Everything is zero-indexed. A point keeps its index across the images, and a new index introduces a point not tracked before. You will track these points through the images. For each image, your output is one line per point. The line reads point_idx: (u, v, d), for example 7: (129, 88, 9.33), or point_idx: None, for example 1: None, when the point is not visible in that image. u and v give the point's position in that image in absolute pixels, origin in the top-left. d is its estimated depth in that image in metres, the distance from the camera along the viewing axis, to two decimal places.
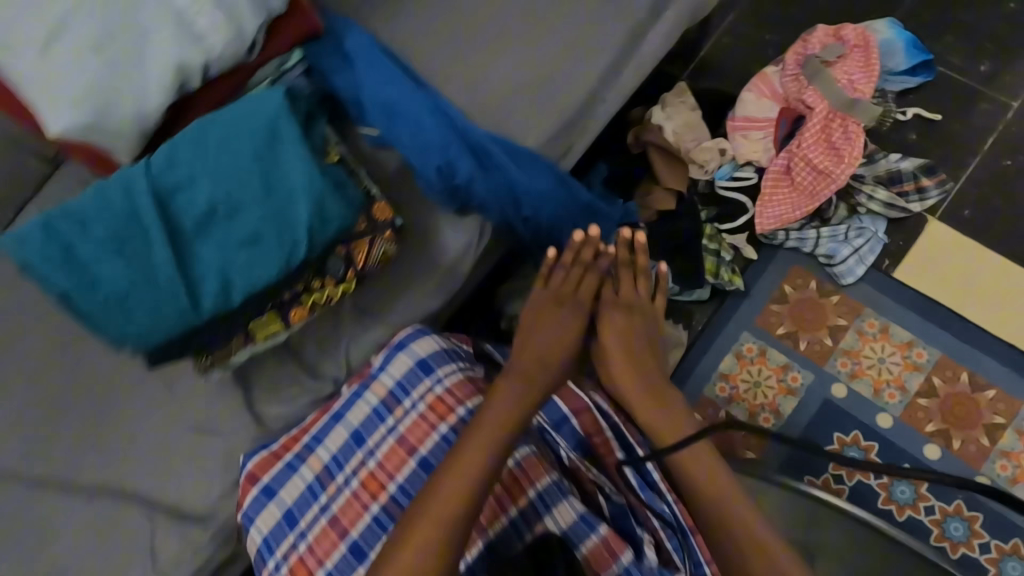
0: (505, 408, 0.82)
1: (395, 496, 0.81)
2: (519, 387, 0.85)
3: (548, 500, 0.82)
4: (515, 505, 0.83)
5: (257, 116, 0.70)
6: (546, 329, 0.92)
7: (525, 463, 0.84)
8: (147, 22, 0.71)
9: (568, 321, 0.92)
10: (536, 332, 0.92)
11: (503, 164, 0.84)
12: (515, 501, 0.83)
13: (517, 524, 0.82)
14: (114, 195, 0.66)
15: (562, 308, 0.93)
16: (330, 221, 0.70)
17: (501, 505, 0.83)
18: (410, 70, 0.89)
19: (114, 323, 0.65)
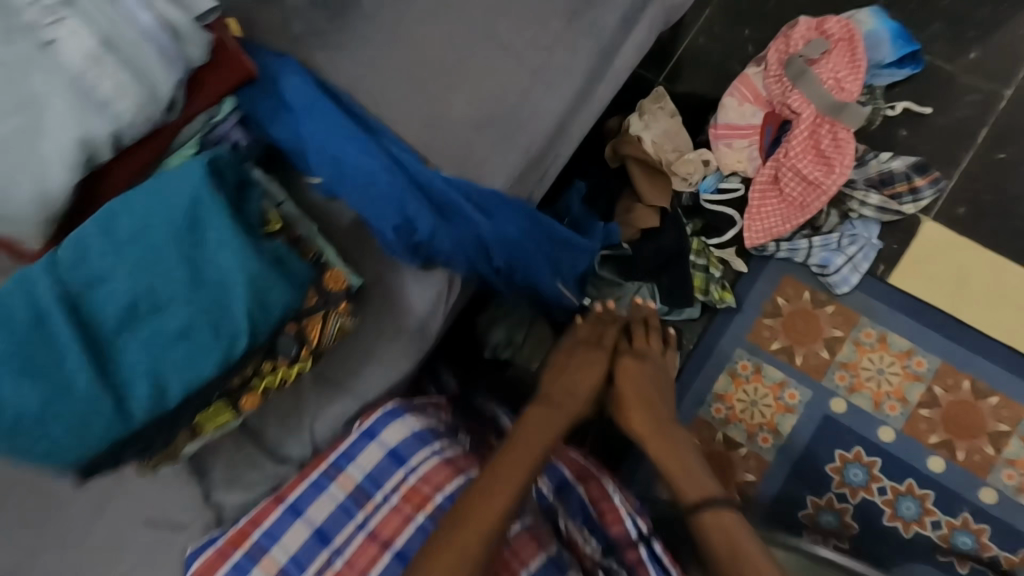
0: (526, 453, 0.84)
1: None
2: (542, 435, 0.88)
3: None
4: None
5: (178, 197, 0.62)
6: (564, 374, 1.01)
7: (518, 541, 0.79)
8: (43, 92, 0.63)
9: (584, 370, 1.00)
10: (557, 382, 0.99)
11: (468, 213, 0.76)
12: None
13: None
14: (14, 303, 0.58)
15: (576, 357, 1.03)
16: (273, 306, 0.63)
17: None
18: (357, 109, 0.79)
19: (30, 446, 0.58)
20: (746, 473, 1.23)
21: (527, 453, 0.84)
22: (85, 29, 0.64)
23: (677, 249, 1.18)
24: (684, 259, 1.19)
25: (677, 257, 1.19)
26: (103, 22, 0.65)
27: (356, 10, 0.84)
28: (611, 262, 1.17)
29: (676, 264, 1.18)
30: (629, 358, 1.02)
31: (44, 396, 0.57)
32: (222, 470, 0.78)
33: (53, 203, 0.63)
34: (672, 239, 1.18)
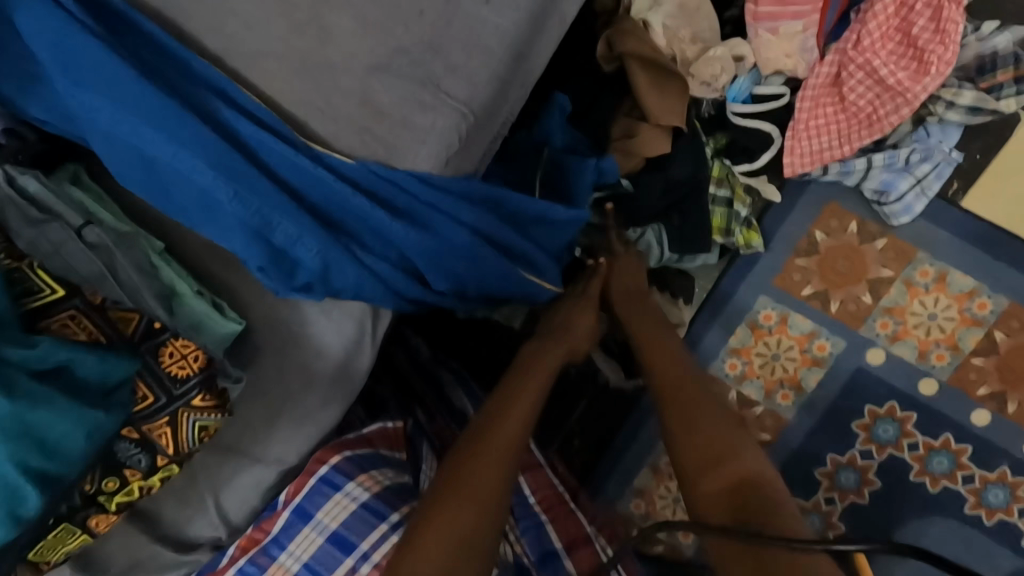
0: (521, 406, 0.67)
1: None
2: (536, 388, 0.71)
3: None
4: None
5: None
6: (558, 325, 0.81)
7: None
8: None
9: (579, 319, 0.81)
10: (547, 335, 0.80)
11: (378, 223, 0.51)
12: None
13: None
14: None
15: (567, 309, 0.83)
16: (68, 435, 0.41)
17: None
18: (184, 59, 0.49)
19: None
20: (761, 432, 1.08)
21: (519, 413, 0.66)
22: None
23: (689, 180, 0.88)
24: (700, 192, 0.89)
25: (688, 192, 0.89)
26: None
27: None
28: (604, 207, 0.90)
29: (686, 202, 0.89)
30: (630, 301, 0.85)
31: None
32: (120, 561, 0.61)
33: None
34: (683, 170, 0.88)
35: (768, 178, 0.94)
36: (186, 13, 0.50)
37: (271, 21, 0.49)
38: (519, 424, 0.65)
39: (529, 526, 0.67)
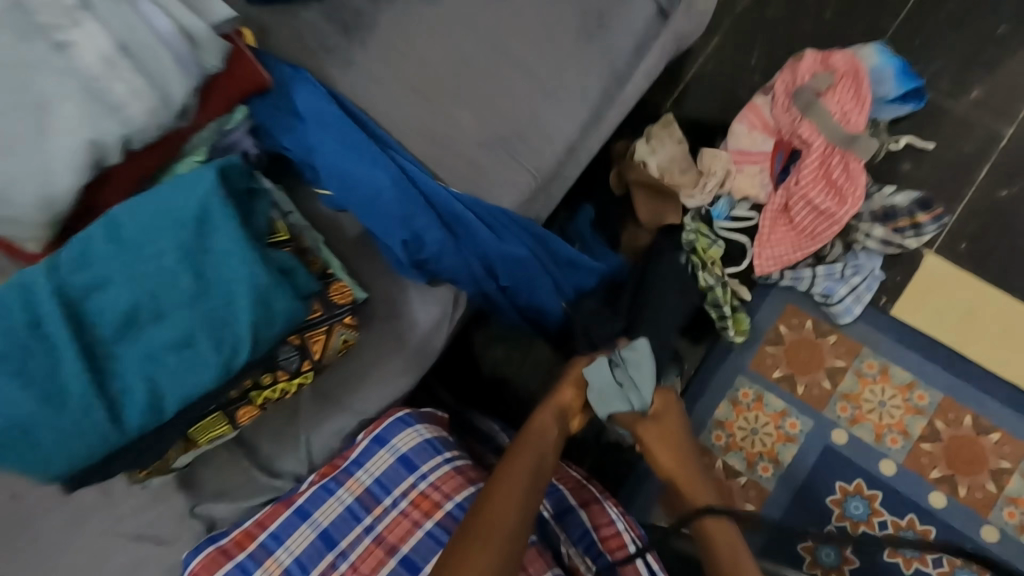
0: (513, 489, 0.72)
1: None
2: (515, 490, 0.72)
3: None
4: None
5: (183, 205, 0.58)
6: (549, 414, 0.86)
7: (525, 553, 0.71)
8: (52, 86, 0.58)
9: (568, 385, 0.89)
10: (543, 416, 0.85)
11: (478, 231, 0.77)
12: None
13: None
14: (11, 305, 0.55)
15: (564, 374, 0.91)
16: (277, 320, 0.60)
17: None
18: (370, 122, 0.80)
19: (43, 455, 0.55)
20: (746, 502, 1.20)
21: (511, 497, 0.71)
22: (101, 23, 0.59)
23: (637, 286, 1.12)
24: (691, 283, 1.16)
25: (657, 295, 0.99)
26: (118, 24, 0.60)
27: (371, 22, 0.84)
28: (616, 363, 0.88)
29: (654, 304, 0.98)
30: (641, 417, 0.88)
31: (37, 408, 0.54)
32: (214, 483, 0.76)
33: (60, 201, 0.59)
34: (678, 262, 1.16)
35: (739, 278, 1.24)
36: (367, 103, 0.82)
37: (420, 113, 0.81)
38: (508, 513, 0.70)
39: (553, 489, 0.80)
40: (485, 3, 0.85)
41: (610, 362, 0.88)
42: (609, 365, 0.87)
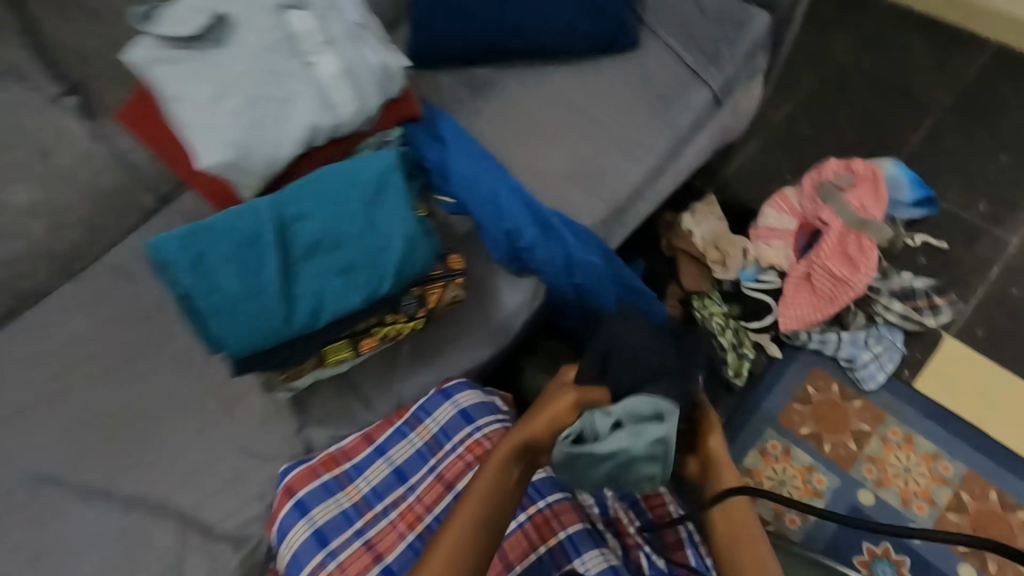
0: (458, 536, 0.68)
1: (430, 528, 0.84)
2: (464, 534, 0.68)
3: (578, 542, 0.82)
4: (544, 543, 0.82)
5: (371, 171, 0.81)
6: (509, 450, 0.75)
7: (557, 505, 0.84)
8: (297, 87, 0.84)
9: (542, 416, 0.76)
10: (501, 454, 0.75)
11: (564, 237, 0.96)
12: (544, 539, 0.82)
13: (544, 563, 0.81)
14: (242, 217, 0.75)
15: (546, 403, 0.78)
16: (415, 263, 0.81)
17: (528, 542, 0.82)
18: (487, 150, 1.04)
19: (229, 332, 0.73)
20: None
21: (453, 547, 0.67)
22: (336, 53, 0.85)
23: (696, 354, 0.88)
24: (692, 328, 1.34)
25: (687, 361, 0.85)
26: (346, 54, 0.86)
27: (493, 83, 1.12)
28: (612, 413, 0.74)
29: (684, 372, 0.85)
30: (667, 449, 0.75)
31: (239, 292, 0.73)
32: (318, 412, 0.91)
33: (278, 164, 0.83)
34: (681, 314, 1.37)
35: (769, 337, 1.39)
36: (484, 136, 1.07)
37: (524, 148, 1.06)
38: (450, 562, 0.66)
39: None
40: (580, 79, 1.12)
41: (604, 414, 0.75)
42: (600, 422, 0.74)
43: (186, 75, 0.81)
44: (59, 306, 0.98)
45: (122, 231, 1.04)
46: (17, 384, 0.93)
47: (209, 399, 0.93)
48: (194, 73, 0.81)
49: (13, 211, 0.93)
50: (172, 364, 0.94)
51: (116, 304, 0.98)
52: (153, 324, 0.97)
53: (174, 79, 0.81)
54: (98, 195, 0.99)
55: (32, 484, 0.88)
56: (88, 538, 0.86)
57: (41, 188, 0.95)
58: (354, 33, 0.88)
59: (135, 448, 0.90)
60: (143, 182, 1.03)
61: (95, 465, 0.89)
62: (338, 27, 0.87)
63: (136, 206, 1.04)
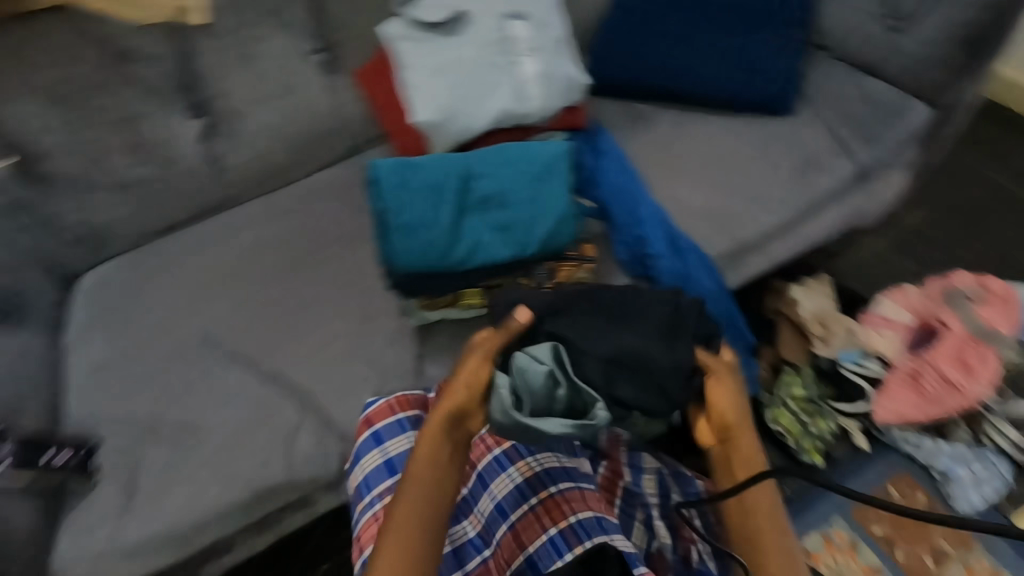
0: (403, 527, 0.66)
1: (466, 500, 0.90)
2: (411, 528, 0.66)
3: (587, 528, 0.80)
4: (554, 525, 0.82)
5: (545, 154, 0.96)
6: (437, 430, 0.72)
7: (569, 492, 0.85)
8: (502, 78, 1.01)
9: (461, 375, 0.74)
10: (428, 438, 0.72)
11: (688, 256, 1.04)
12: (554, 522, 0.83)
13: (556, 545, 0.81)
14: (439, 164, 0.92)
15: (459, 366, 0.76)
16: (560, 237, 0.94)
17: (539, 524, 0.83)
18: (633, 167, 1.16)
19: (403, 250, 0.88)
20: None
21: (399, 538, 0.66)
22: (538, 59, 1.03)
23: (667, 331, 0.81)
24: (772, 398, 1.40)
25: (660, 336, 0.80)
26: (547, 61, 1.03)
27: (650, 116, 1.25)
28: (538, 370, 0.76)
29: (659, 349, 0.78)
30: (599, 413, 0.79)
31: (422, 220, 0.89)
32: (435, 347, 1.05)
33: (468, 135, 1.01)
34: (767, 379, 1.43)
35: (858, 426, 1.35)
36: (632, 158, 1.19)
37: (665, 176, 1.16)
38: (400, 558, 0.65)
39: (635, 468, 0.97)
40: (731, 130, 1.22)
41: (529, 368, 0.75)
42: (530, 373, 0.75)
43: (423, 51, 1.01)
44: (259, 210, 1.22)
45: (319, 165, 1.28)
46: (213, 261, 1.16)
47: (350, 311, 1.09)
48: (428, 50, 1.01)
49: (256, 128, 1.18)
50: (329, 276, 1.13)
51: (300, 220, 1.20)
52: (323, 241, 1.17)
53: (413, 52, 1.01)
54: (314, 132, 1.23)
55: (202, 341, 1.07)
56: (230, 392, 1.03)
57: (278, 117, 1.19)
58: (557, 47, 1.05)
59: (286, 332, 1.08)
60: (347, 131, 1.26)
61: (252, 336, 1.08)
62: (545, 39, 1.04)
63: (335, 148, 1.27)
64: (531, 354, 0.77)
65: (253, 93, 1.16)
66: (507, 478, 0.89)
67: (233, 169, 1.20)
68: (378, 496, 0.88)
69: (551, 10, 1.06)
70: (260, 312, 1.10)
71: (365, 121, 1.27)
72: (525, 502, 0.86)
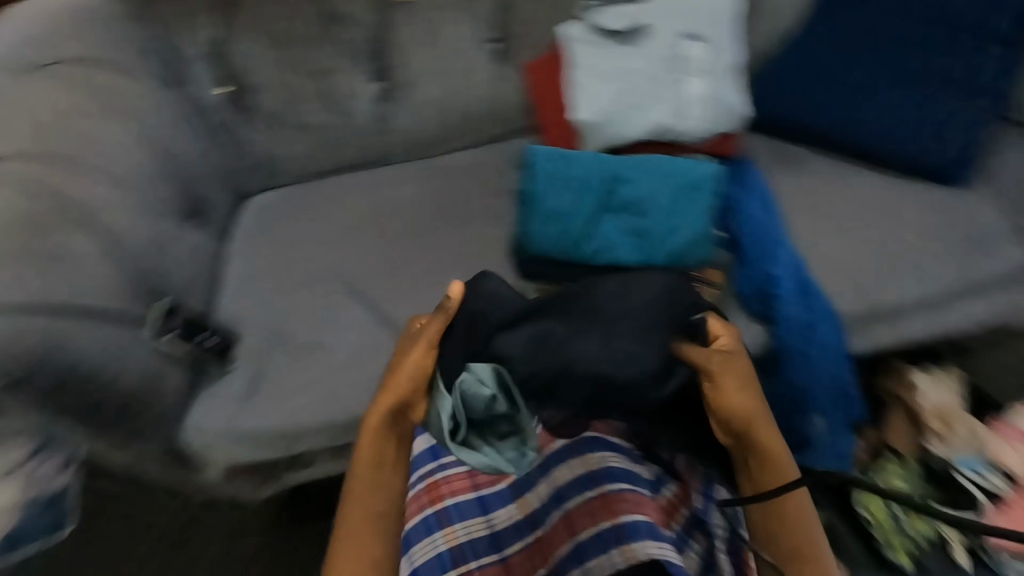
0: (362, 504, 0.74)
1: (516, 483, 0.91)
2: (371, 504, 0.74)
3: (637, 531, 0.78)
4: (607, 521, 0.81)
5: (695, 173, 0.97)
6: (374, 433, 0.75)
7: (626, 492, 0.82)
8: (665, 93, 1.05)
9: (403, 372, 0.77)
10: (368, 442, 0.76)
11: (815, 307, 1.01)
12: (609, 517, 0.81)
13: (605, 539, 0.81)
14: (590, 160, 0.97)
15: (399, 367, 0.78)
16: (690, 256, 0.95)
17: (594, 516, 0.83)
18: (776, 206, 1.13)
19: (537, 233, 0.95)
20: None
21: (358, 512, 0.74)
22: (705, 82, 1.05)
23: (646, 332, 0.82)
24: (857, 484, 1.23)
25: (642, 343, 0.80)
26: (713, 86, 1.05)
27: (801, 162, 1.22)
28: (480, 396, 0.74)
29: (608, 361, 0.77)
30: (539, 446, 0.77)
31: (563, 209, 0.95)
32: None
33: (619, 141, 1.05)
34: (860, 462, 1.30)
35: (960, 538, 1.18)
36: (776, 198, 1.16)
37: (807, 224, 1.13)
38: (360, 527, 0.73)
39: (700, 489, 0.86)
40: (889, 193, 1.16)
41: (472, 394, 0.75)
42: (472, 398, 0.75)
43: (596, 55, 1.06)
44: (406, 172, 1.31)
45: (466, 143, 1.35)
46: (355, 204, 1.25)
47: (463, 277, 1.14)
48: (601, 55, 1.06)
49: (424, 100, 1.27)
50: (452, 240, 1.18)
51: (437, 184, 1.27)
52: (453, 206, 1.23)
53: (587, 54, 1.06)
54: (471, 112, 1.31)
55: (333, 276, 1.16)
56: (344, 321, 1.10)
57: (445, 93, 1.28)
58: (726, 73, 1.06)
59: (403, 281, 1.14)
60: (499, 117, 1.33)
61: (373, 275, 1.15)
62: (716, 63, 1.06)
63: (485, 131, 1.34)
64: (475, 374, 0.75)
65: (430, 67, 1.25)
66: (569, 469, 0.87)
67: (393, 132, 1.30)
68: (422, 478, 0.93)
69: (728, 37, 1.07)
70: (385, 256, 1.17)
71: (518, 112, 1.33)
72: (582, 492, 0.85)
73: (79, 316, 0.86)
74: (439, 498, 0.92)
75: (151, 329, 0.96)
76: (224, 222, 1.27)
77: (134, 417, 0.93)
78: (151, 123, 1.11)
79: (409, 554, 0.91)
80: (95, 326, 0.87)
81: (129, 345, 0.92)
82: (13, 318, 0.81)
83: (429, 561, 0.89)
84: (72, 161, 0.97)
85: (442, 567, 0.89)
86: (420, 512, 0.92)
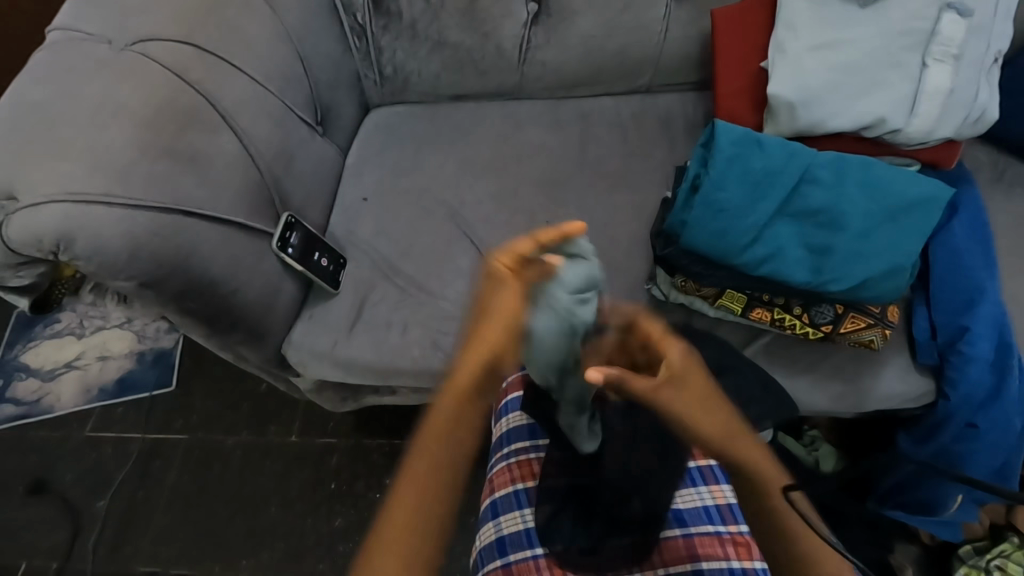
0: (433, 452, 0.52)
1: None
2: (451, 456, 0.53)
3: None
4: (738, 559, 0.69)
5: (910, 192, 0.80)
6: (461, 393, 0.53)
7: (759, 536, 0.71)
8: (892, 80, 0.84)
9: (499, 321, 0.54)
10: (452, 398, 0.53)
11: (1008, 374, 0.84)
12: (739, 557, 0.69)
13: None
14: (783, 152, 0.83)
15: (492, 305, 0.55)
16: (877, 290, 0.79)
17: (721, 548, 0.70)
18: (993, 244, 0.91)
19: (697, 223, 0.82)
20: None
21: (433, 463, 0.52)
22: (955, 74, 0.83)
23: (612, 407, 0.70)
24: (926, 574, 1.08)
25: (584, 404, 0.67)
26: (959, 79, 0.83)
27: None
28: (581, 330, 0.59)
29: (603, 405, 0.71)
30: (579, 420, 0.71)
31: (736, 203, 0.81)
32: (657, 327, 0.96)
33: (818, 130, 0.86)
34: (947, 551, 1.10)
35: None
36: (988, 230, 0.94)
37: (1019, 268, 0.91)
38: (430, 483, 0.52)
39: None
40: None
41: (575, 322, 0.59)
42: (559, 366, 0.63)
43: (814, 21, 0.87)
44: (541, 113, 1.17)
45: (611, 91, 1.18)
46: (480, 138, 1.14)
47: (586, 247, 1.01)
48: (826, 19, 0.87)
49: (579, 32, 1.09)
50: (582, 204, 1.05)
51: (570, 135, 1.13)
52: (586, 165, 1.09)
53: (803, 17, 0.87)
54: (628, 54, 1.12)
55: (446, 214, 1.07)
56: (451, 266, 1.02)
57: (600, 24, 1.09)
58: (981, 68, 0.84)
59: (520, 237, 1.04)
60: (658, 65, 1.13)
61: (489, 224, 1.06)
62: (975, 53, 0.84)
63: (638, 80, 1.15)
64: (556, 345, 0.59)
65: None
66: (696, 494, 0.75)
67: (535, 66, 1.14)
68: (515, 451, 0.80)
69: (996, 20, 0.84)
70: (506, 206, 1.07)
71: (679, 61, 1.12)
72: (710, 523, 0.72)
73: (208, 223, 0.84)
74: (532, 475, 0.78)
75: (277, 242, 0.94)
76: (346, 135, 1.18)
77: (245, 324, 0.93)
78: (286, 19, 1.04)
79: (493, 522, 0.76)
80: (223, 233, 0.86)
81: (246, 254, 0.90)
82: (168, 214, 0.80)
83: (515, 534, 0.74)
84: (204, 52, 0.91)
85: (529, 545, 0.73)
86: (510, 484, 0.78)
